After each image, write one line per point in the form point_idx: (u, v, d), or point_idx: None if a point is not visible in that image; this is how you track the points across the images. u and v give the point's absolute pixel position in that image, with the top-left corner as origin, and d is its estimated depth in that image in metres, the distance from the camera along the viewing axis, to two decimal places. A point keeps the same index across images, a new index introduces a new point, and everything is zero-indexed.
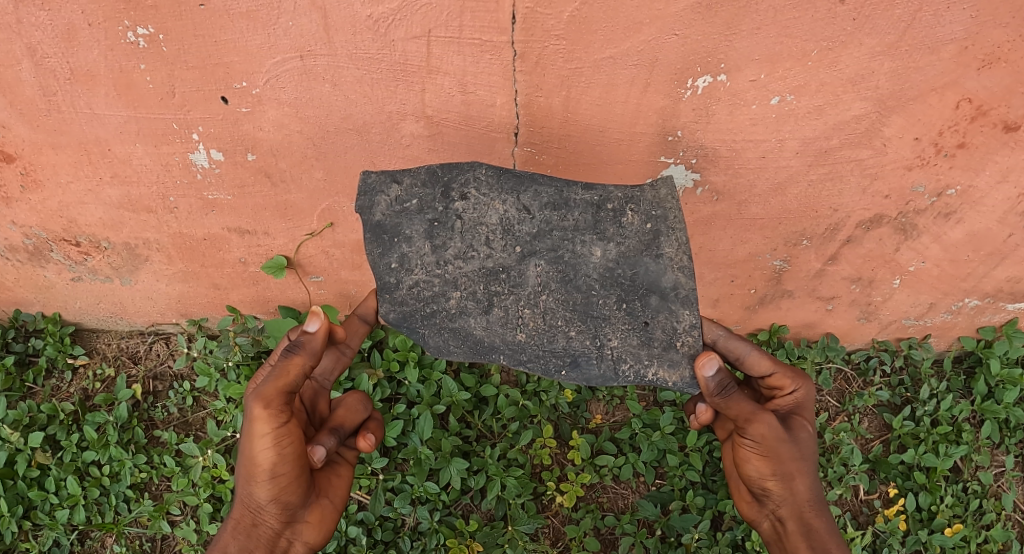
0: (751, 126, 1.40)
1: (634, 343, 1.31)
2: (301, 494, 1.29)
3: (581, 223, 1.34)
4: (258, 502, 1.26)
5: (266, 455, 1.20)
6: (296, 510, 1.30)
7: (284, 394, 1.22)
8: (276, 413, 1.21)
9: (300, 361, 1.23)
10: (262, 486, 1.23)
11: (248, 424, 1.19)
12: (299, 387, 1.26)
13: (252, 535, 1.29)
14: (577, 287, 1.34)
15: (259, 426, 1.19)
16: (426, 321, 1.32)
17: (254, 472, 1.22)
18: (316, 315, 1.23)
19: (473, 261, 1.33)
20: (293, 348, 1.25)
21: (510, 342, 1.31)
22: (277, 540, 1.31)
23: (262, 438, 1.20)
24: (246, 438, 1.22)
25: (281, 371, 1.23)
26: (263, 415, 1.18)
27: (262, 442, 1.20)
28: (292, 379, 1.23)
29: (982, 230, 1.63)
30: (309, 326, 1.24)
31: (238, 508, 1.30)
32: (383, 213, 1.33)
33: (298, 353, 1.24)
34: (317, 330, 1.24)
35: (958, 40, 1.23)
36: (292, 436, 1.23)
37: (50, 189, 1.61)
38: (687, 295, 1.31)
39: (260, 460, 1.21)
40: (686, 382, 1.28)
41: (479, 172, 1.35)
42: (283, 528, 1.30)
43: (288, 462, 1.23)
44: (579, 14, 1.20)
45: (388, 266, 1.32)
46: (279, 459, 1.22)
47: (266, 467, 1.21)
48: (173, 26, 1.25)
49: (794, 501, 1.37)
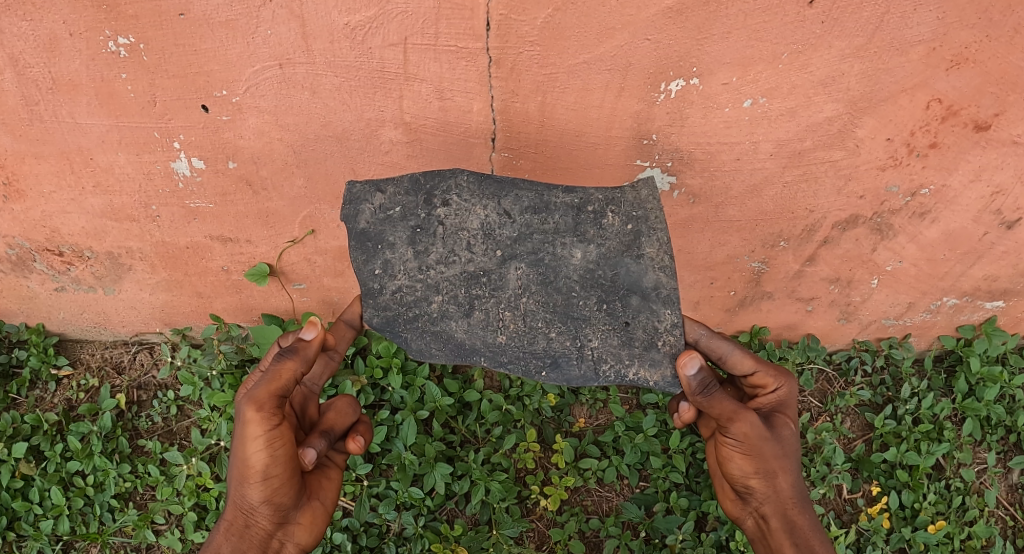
0: (725, 129, 1.42)
1: (615, 343, 1.32)
2: (293, 495, 1.29)
3: (561, 226, 1.36)
4: (251, 503, 1.26)
5: (258, 457, 1.20)
6: (288, 511, 1.31)
7: (276, 397, 1.23)
8: (268, 417, 1.21)
9: (293, 366, 1.25)
10: (255, 487, 1.24)
11: (241, 426, 1.19)
12: (291, 391, 1.27)
13: (245, 535, 1.29)
14: (558, 289, 1.35)
15: (251, 429, 1.20)
16: (409, 325, 1.33)
17: (247, 474, 1.22)
18: (313, 324, 1.28)
19: (455, 265, 1.35)
20: (286, 352, 1.27)
21: (491, 344, 1.33)
22: (269, 540, 1.31)
23: (254, 441, 1.20)
24: (239, 440, 1.22)
25: (273, 375, 1.24)
26: (255, 417, 1.18)
27: (255, 445, 1.20)
28: (285, 383, 1.24)
29: (958, 229, 1.66)
30: (306, 335, 1.28)
31: (231, 509, 1.30)
32: (367, 221, 1.34)
33: (291, 358, 1.25)
34: (313, 338, 1.28)
35: (926, 42, 1.26)
36: (284, 438, 1.24)
37: (33, 199, 1.62)
38: (668, 295, 1.33)
39: (252, 462, 1.21)
40: (668, 382, 1.29)
41: (461, 178, 1.36)
42: (275, 528, 1.30)
43: (280, 464, 1.23)
44: (552, 20, 1.22)
45: (372, 272, 1.34)
46: (271, 461, 1.22)
47: (258, 469, 1.22)
48: (153, 35, 1.26)
49: (777, 498, 1.38)
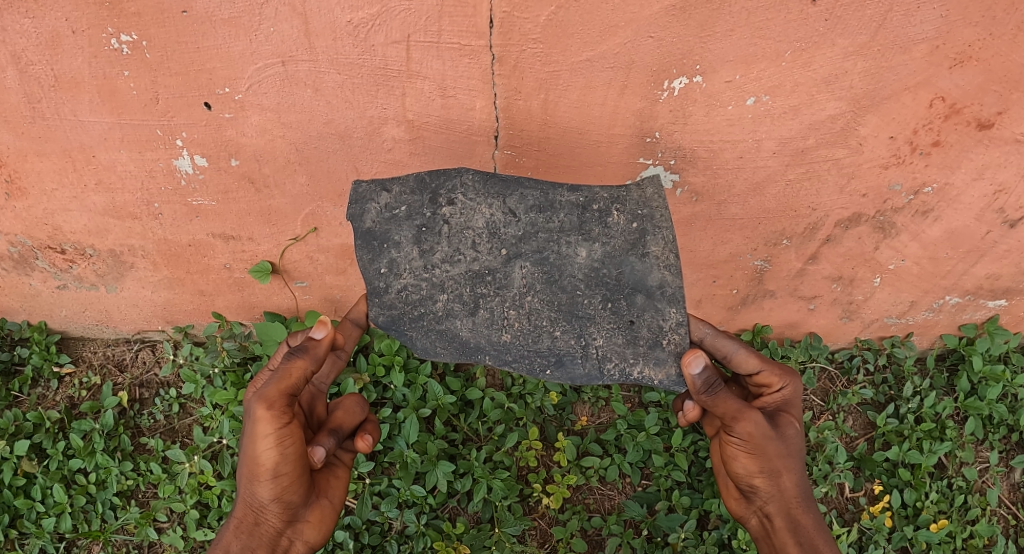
0: (728, 127, 1.42)
1: (619, 342, 1.32)
2: (303, 493, 1.29)
3: (566, 224, 1.36)
4: (261, 501, 1.26)
5: (269, 455, 1.21)
6: (297, 509, 1.31)
7: (286, 396, 1.24)
8: (279, 415, 1.21)
9: (303, 365, 1.25)
10: (265, 485, 1.24)
11: (252, 424, 1.20)
12: (301, 390, 1.28)
13: (254, 534, 1.28)
14: (562, 288, 1.35)
15: (262, 427, 1.20)
16: (414, 324, 1.33)
17: (257, 472, 1.22)
18: (324, 323, 1.27)
19: (460, 264, 1.35)
20: (296, 351, 1.27)
21: (495, 343, 1.33)
22: (279, 538, 1.30)
23: (265, 439, 1.20)
24: (249, 438, 1.23)
25: (283, 374, 1.25)
26: (266, 415, 1.18)
27: (265, 442, 1.20)
28: (295, 381, 1.24)
29: (960, 227, 1.66)
30: (315, 334, 1.27)
31: (240, 507, 1.29)
32: (373, 220, 1.34)
33: (301, 357, 1.26)
34: (322, 337, 1.28)
35: (929, 40, 1.26)
36: (294, 436, 1.24)
37: (34, 196, 1.62)
38: (673, 293, 1.32)
39: (262, 459, 1.21)
40: (673, 381, 1.29)
41: (466, 177, 1.36)
42: (285, 527, 1.30)
43: (290, 462, 1.24)
44: (555, 18, 1.22)
45: (377, 271, 1.34)
46: (281, 459, 1.22)
47: (269, 467, 1.22)
48: (156, 33, 1.26)
49: (781, 497, 1.38)
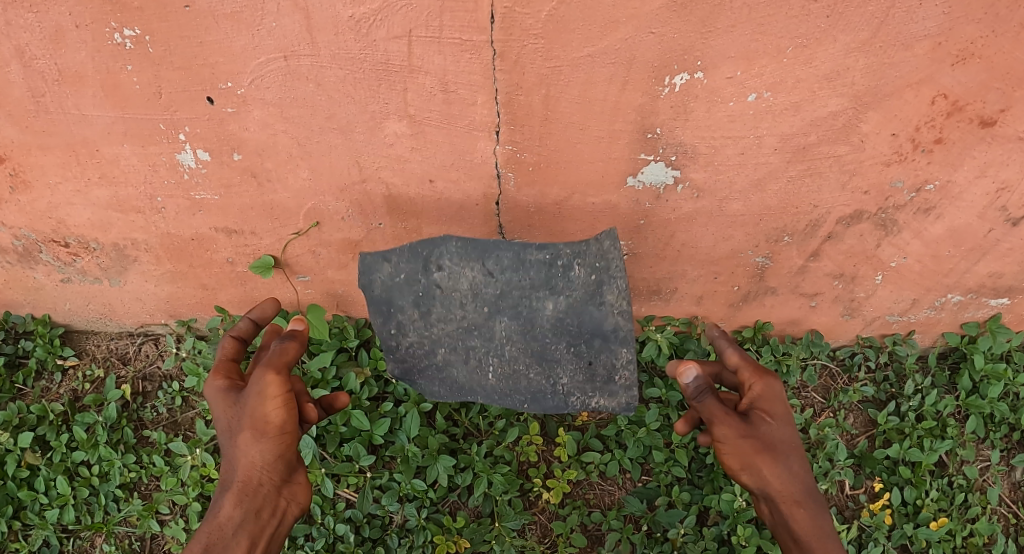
0: (730, 123, 1.42)
1: (581, 379, 1.62)
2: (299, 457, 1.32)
3: (536, 281, 1.55)
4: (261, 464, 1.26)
5: (275, 414, 1.25)
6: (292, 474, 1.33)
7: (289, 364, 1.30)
8: (286, 378, 1.27)
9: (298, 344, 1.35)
10: (269, 444, 1.25)
11: (263, 384, 1.24)
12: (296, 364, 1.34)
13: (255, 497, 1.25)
14: (535, 336, 1.60)
15: (270, 386, 1.25)
16: (422, 374, 1.65)
17: (263, 430, 1.25)
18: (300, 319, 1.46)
19: (453, 322, 1.60)
20: (287, 337, 1.36)
21: (485, 386, 1.63)
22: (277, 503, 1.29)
23: (273, 397, 1.25)
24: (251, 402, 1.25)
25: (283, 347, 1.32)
26: (278, 375, 1.24)
27: (272, 401, 1.25)
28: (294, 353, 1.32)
29: (962, 225, 1.66)
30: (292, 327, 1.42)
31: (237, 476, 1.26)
32: (379, 287, 1.57)
33: (293, 340, 1.36)
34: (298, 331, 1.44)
35: (931, 37, 1.25)
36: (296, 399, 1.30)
37: (39, 190, 1.63)
38: (625, 336, 1.54)
39: (270, 418, 1.25)
40: (623, 407, 1.59)
41: (450, 244, 1.54)
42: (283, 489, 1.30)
43: (293, 421, 1.29)
44: (557, 13, 1.21)
45: (388, 332, 1.61)
46: (287, 418, 1.27)
47: (275, 426, 1.25)
48: (158, 27, 1.26)
49: (775, 492, 1.33)
